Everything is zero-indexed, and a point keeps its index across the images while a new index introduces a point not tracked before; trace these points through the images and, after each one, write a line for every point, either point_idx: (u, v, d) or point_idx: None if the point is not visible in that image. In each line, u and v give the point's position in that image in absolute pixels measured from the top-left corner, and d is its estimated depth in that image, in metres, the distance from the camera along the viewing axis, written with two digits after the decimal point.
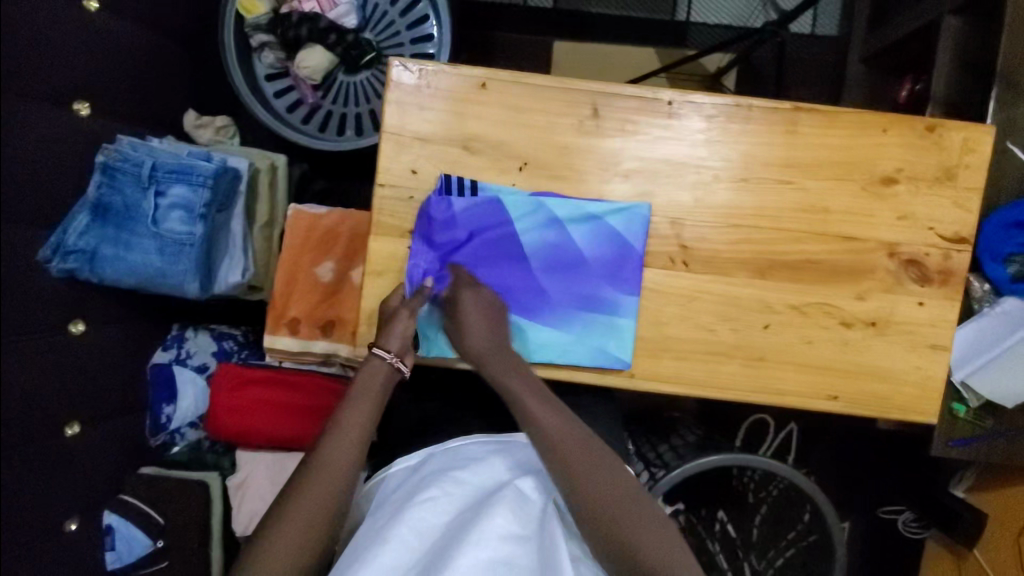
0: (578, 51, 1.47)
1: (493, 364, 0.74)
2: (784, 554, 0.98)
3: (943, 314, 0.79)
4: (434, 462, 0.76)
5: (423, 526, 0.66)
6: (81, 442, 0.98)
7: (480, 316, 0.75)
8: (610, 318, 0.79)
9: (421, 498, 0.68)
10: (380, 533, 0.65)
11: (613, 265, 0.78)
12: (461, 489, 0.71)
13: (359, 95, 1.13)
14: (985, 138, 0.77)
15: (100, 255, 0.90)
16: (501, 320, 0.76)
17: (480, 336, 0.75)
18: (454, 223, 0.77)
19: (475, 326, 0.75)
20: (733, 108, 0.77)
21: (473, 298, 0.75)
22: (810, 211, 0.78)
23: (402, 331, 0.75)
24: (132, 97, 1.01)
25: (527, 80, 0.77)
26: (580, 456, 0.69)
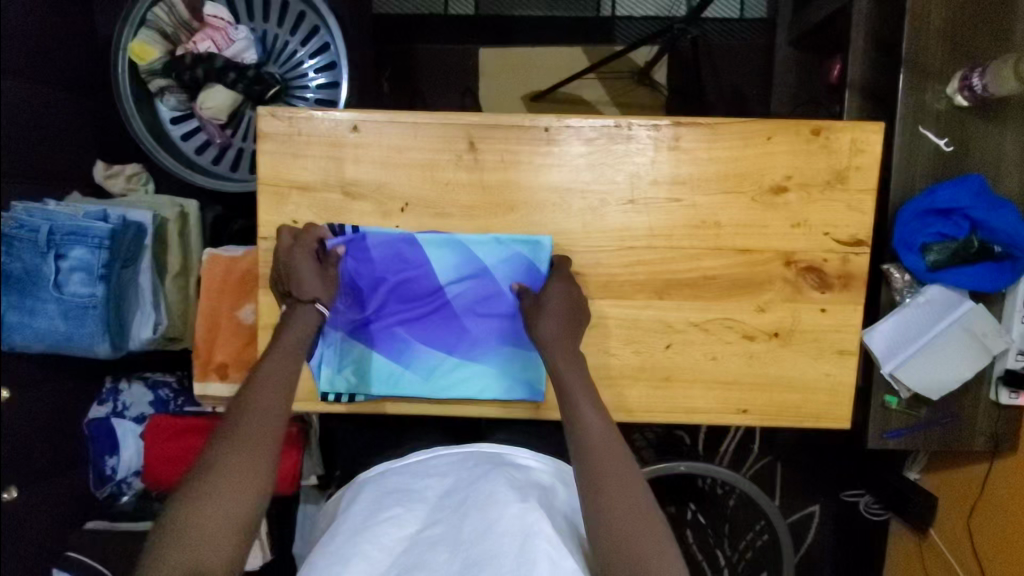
0: (504, 55, 1.44)
1: (558, 359, 0.70)
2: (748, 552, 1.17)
3: (848, 318, 0.78)
4: (392, 480, 0.73)
5: (386, 543, 0.64)
6: (16, 507, 0.98)
7: (564, 305, 0.73)
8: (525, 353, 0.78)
9: (382, 517, 0.66)
10: (341, 550, 0.63)
11: (513, 303, 0.77)
12: (424, 502, 0.69)
13: (245, 132, 1.11)
14: (873, 137, 0.75)
15: (8, 323, 0.90)
16: (576, 313, 0.74)
17: (553, 323, 0.72)
18: (368, 260, 0.76)
19: (552, 309, 0.72)
20: (613, 129, 0.75)
21: (561, 289, 0.74)
22: (702, 227, 0.76)
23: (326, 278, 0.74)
24: (30, 156, 0.99)
25: (400, 119, 0.75)
26: (612, 452, 0.64)
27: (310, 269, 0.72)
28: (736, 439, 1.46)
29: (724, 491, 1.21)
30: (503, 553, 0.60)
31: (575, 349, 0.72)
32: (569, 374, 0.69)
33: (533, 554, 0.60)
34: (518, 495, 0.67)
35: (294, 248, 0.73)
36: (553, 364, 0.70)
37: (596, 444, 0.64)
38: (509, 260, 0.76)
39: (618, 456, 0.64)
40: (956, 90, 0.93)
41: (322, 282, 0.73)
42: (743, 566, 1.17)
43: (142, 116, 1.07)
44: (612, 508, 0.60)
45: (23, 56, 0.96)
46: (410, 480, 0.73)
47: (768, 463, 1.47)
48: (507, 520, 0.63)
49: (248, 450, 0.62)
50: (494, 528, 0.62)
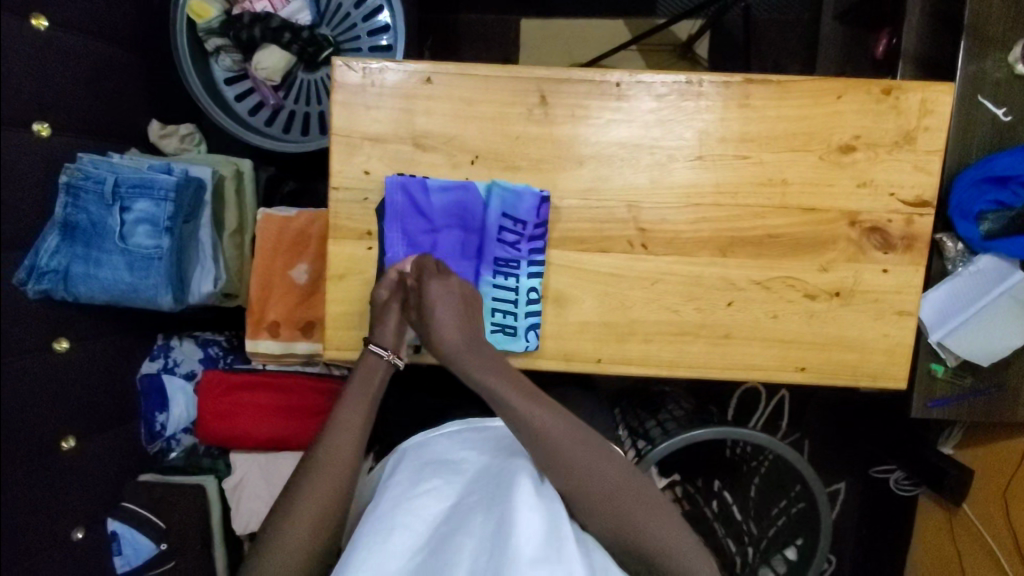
0: (545, 28, 1.43)
1: (470, 364, 0.71)
2: (777, 522, 1.12)
3: (909, 279, 0.79)
4: (430, 451, 0.70)
5: (425, 514, 0.62)
6: (76, 455, 1.01)
7: (453, 308, 0.73)
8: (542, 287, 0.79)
9: (423, 488, 0.64)
10: (383, 519, 0.61)
11: (523, 231, 0.77)
12: (461, 475, 0.67)
13: (300, 94, 1.12)
14: (942, 97, 0.76)
15: (73, 274, 0.92)
16: (472, 311, 0.74)
17: (457, 332, 0.72)
18: (429, 210, 0.77)
19: (453, 323, 0.72)
20: (683, 85, 0.76)
21: (440, 287, 0.73)
22: (768, 184, 0.77)
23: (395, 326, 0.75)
24: (90, 112, 1.01)
25: (472, 72, 0.77)
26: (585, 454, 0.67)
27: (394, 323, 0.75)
28: (767, 413, 1.46)
29: (751, 464, 1.17)
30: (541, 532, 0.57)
31: (472, 324, 0.73)
32: (485, 375, 0.70)
33: (562, 536, 0.57)
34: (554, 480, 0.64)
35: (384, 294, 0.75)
36: (468, 374, 0.71)
37: (556, 432, 0.67)
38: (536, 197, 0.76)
39: (580, 437, 0.68)
40: (1018, 58, 0.93)
41: (398, 332, 0.75)
42: (777, 534, 1.11)
43: (199, 74, 1.09)
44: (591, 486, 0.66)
45: (87, 12, 0.98)
46: (446, 453, 0.70)
47: (796, 441, 1.47)
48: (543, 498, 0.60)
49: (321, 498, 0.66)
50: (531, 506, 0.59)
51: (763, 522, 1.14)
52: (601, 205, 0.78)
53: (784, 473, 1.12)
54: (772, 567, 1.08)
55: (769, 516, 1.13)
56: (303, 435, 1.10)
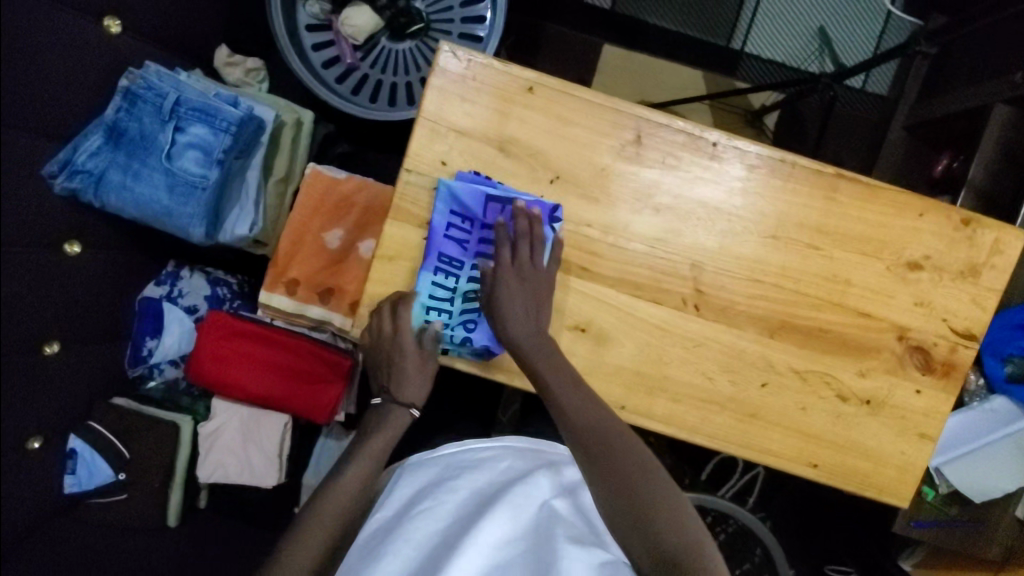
0: (625, 58, 1.42)
1: (528, 343, 0.70)
2: None
3: (937, 405, 0.80)
4: (426, 471, 0.68)
5: (416, 539, 0.58)
6: (58, 362, 0.96)
7: (519, 291, 0.72)
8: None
9: (413, 512, 0.61)
10: (373, 546, 0.58)
11: (472, 229, 0.76)
12: (455, 498, 0.63)
13: (378, 60, 1.09)
14: (1015, 241, 0.77)
15: (107, 180, 0.87)
16: (543, 289, 0.73)
17: (518, 309, 0.71)
18: None
19: (518, 314, 0.71)
20: (776, 162, 0.76)
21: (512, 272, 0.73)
22: (832, 280, 0.78)
23: (421, 378, 0.73)
24: (166, 21, 0.97)
25: (575, 93, 0.75)
26: (611, 446, 0.62)
27: (416, 368, 0.73)
28: (739, 485, 1.44)
29: (713, 529, 1.13)
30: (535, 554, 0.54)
31: (542, 306, 0.73)
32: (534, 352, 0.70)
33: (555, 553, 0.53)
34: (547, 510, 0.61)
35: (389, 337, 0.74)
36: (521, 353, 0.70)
37: (588, 428, 0.64)
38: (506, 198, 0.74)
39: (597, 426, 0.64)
40: None
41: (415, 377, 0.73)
42: None
43: (284, 15, 1.04)
44: (629, 487, 0.59)
45: None
46: (441, 475, 0.67)
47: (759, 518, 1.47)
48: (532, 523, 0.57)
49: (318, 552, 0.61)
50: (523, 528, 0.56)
51: None
52: (667, 257, 0.78)
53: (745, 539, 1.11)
54: None
55: None
56: (292, 400, 1.07)
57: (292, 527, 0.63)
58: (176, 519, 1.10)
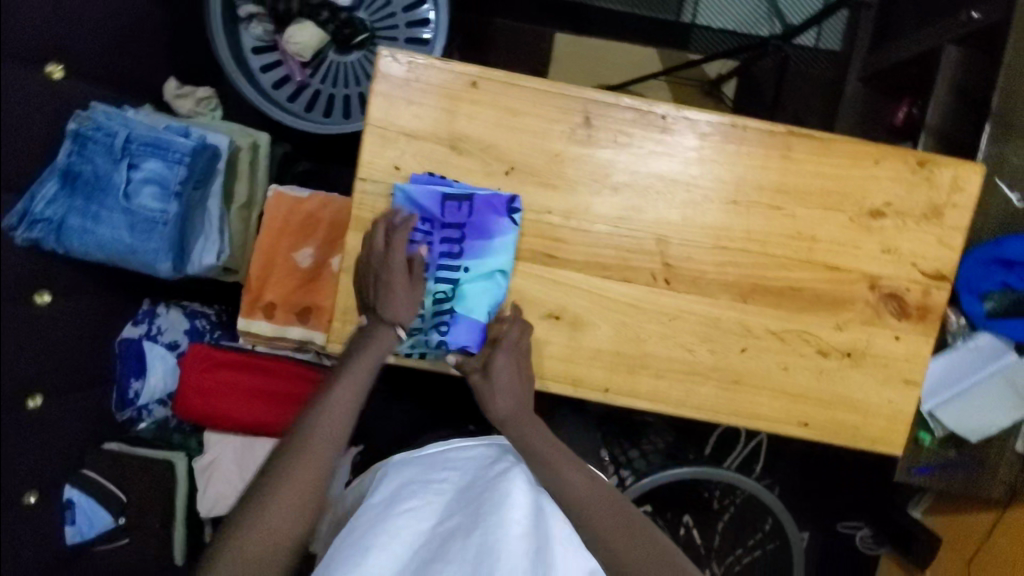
0: (578, 45, 1.42)
1: (519, 428, 0.70)
2: (741, 559, 1.09)
3: (918, 349, 0.80)
4: (411, 468, 0.67)
5: (405, 536, 0.59)
6: (42, 414, 0.96)
7: (510, 378, 0.73)
8: (452, 288, 0.76)
9: (399, 509, 0.61)
10: (358, 542, 0.58)
11: (433, 230, 0.75)
12: (442, 495, 0.63)
13: (331, 74, 1.09)
14: (972, 177, 0.77)
15: (68, 226, 0.87)
16: (528, 383, 0.74)
17: (508, 401, 0.72)
18: None
19: (504, 389, 0.72)
20: (727, 128, 0.76)
21: (505, 360, 0.73)
22: (798, 238, 0.78)
23: (405, 298, 0.71)
24: (110, 61, 0.97)
25: (519, 83, 0.75)
26: (623, 535, 0.64)
27: (398, 286, 0.71)
28: (743, 455, 1.44)
29: (722, 502, 1.10)
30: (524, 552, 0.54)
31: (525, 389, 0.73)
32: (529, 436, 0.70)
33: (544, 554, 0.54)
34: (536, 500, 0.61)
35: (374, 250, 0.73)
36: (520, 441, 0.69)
37: (585, 502, 0.66)
38: (461, 195, 0.75)
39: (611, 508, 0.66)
40: None
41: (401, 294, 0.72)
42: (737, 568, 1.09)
43: (228, 38, 1.04)
44: (625, 559, 0.64)
45: None
46: (428, 472, 0.67)
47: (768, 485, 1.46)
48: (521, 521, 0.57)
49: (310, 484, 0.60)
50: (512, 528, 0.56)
51: (726, 559, 1.09)
52: (632, 235, 0.78)
53: (755, 509, 1.08)
54: None
55: (733, 552, 1.09)
56: (283, 423, 1.07)
57: (279, 453, 0.62)
58: (183, 557, 1.10)
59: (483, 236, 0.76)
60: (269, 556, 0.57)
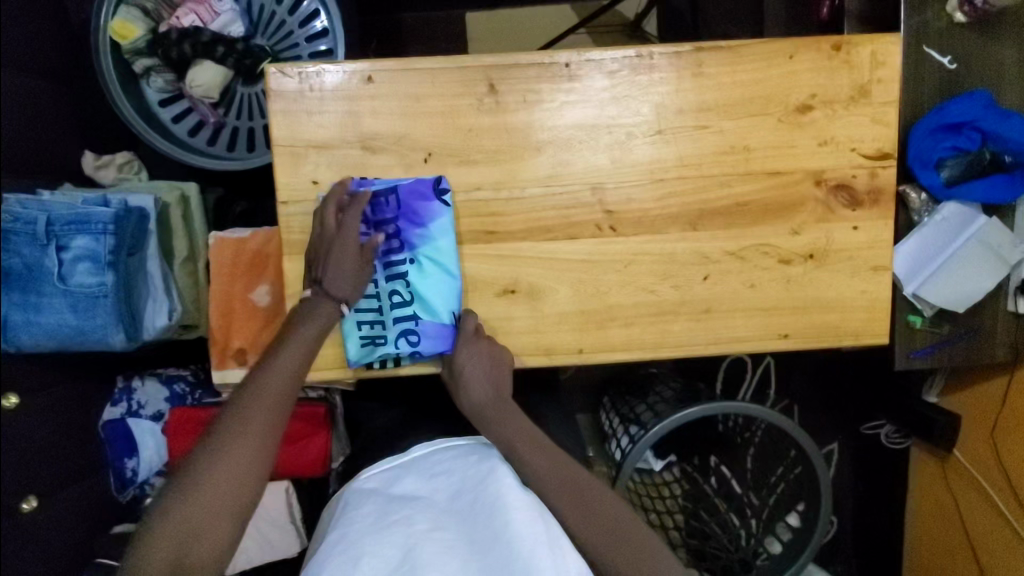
0: (489, 19, 1.39)
1: (487, 417, 0.72)
2: (776, 489, 1.03)
3: (879, 233, 0.78)
4: (398, 477, 0.65)
5: (395, 546, 0.55)
6: (40, 515, 0.95)
7: (481, 362, 0.74)
8: (406, 287, 0.75)
9: (392, 518, 0.58)
10: (349, 554, 0.55)
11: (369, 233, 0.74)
12: (430, 503, 0.60)
13: (244, 108, 1.06)
14: (891, 48, 0.75)
15: (11, 323, 0.85)
16: (501, 371, 0.74)
17: (480, 390, 0.73)
18: None
19: (474, 372, 0.73)
20: (634, 60, 0.74)
21: (472, 350, 0.74)
22: (732, 152, 0.76)
23: (345, 274, 0.72)
24: (19, 150, 0.94)
25: (414, 66, 0.73)
26: (594, 520, 0.64)
27: (343, 263, 0.71)
28: (754, 383, 1.42)
29: (744, 437, 1.08)
30: (522, 558, 0.54)
31: (501, 364, 0.75)
32: (505, 432, 0.69)
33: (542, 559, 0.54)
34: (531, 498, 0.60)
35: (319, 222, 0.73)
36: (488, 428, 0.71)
37: (560, 487, 0.65)
38: (386, 190, 0.73)
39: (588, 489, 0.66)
40: (956, 7, 0.94)
41: (343, 273, 0.72)
42: (778, 499, 1.03)
43: (130, 98, 1.02)
44: (597, 546, 0.63)
45: (1, 42, 0.91)
46: (411, 481, 0.64)
47: (785, 407, 1.45)
48: (519, 526, 0.56)
49: (248, 456, 0.61)
50: (512, 535, 0.55)
51: (763, 492, 1.05)
52: (567, 191, 0.76)
53: (776, 437, 1.04)
54: (777, 537, 1.02)
55: (768, 484, 1.04)
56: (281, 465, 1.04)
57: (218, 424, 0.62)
58: None
59: (418, 224, 0.74)
60: (209, 536, 0.57)
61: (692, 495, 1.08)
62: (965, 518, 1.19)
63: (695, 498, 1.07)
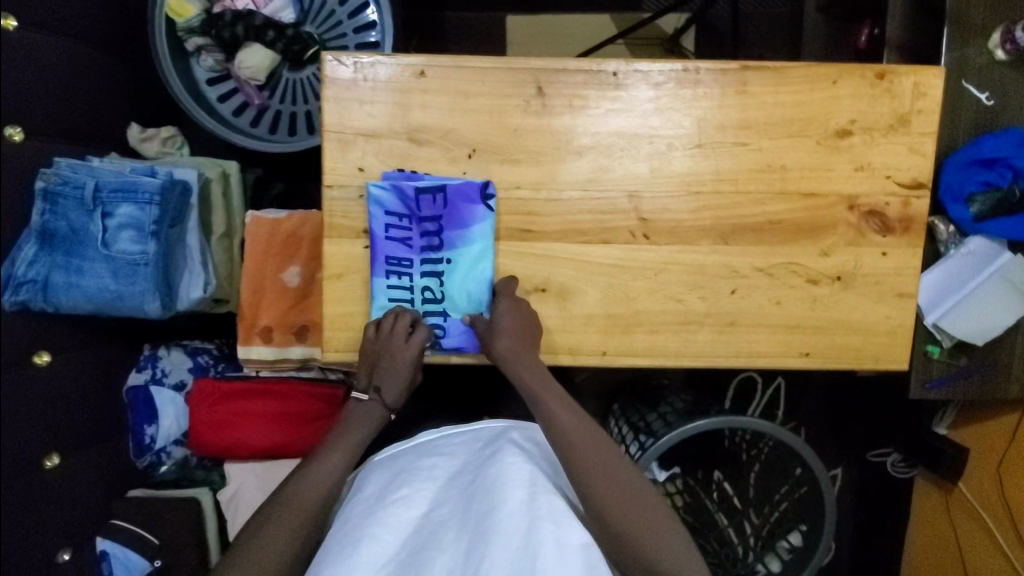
0: (529, 23, 1.41)
1: (518, 367, 0.73)
2: (779, 507, 1.04)
3: (907, 261, 0.79)
4: (403, 460, 0.71)
5: (395, 524, 0.63)
6: (63, 472, 0.97)
7: (516, 324, 0.75)
8: (439, 286, 0.78)
9: (392, 499, 0.65)
10: (352, 533, 0.62)
11: (412, 225, 0.77)
12: (432, 482, 0.67)
13: (290, 93, 1.07)
14: (934, 81, 0.77)
15: (53, 284, 0.88)
16: (531, 330, 0.75)
17: (510, 339, 0.74)
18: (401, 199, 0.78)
19: (507, 331, 0.74)
20: (680, 73, 0.76)
21: (509, 307, 0.75)
22: (768, 171, 0.77)
23: (393, 389, 0.76)
24: (69, 116, 0.97)
25: (466, 64, 0.75)
26: (606, 474, 0.67)
27: (398, 382, 0.76)
28: (764, 402, 1.43)
29: (750, 454, 1.08)
30: (514, 527, 0.57)
31: (529, 329, 0.76)
32: (532, 386, 0.72)
33: (538, 534, 0.57)
34: (529, 477, 0.63)
35: (373, 341, 0.75)
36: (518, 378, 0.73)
37: (579, 443, 0.68)
38: (434, 188, 0.75)
39: (598, 445, 0.69)
40: (997, 44, 0.96)
41: (393, 389, 0.76)
42: (780, 517, 1.03)
43: (179, 74, 1.05)
44: (602, 499, 0.65)
45: (63, 12, 0.94)
46: (416, 459, 0.71)
47: (793, 428, 1.46)
48: (514, 503, 0.60)
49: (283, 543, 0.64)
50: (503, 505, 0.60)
51: (764, 510, 1.05)
52: (604, 196, 0.78)
53: (783, 456, 1.03)
54: (776, 555, 1.02)
55: (770, 502, 1.05)
56: (302, 443, 1.08)
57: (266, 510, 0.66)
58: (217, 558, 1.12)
59: (460, 225, 0.76)
60: None
61: (693, 508, 1.10)
62: (963, 552, 1.20)
63: (696, 511, 1.10)
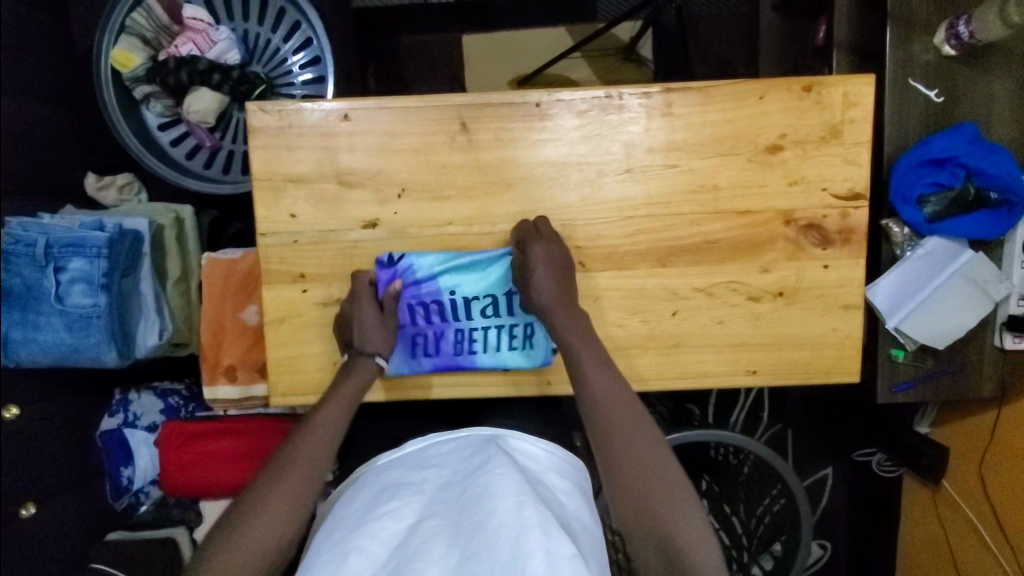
0: (485, 42, 1.40)
1: (560, 324, 0.71)
2: (763, 521, 1.02)
3: (851, 272, 0.78)
4: (393, 470, 0.62)
5: (384, 537, 0.54)
6: (38, 521, 0.99)
7: (552, 272, 0.72)
8: (484, 296, 0.77)
9: (381, 506, 0.56)
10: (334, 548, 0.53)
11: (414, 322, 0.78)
12: (421, 494, 0.58)
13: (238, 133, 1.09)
14: (864, 89, 0.75)
15: (11, 340, 0.90)
16: (569, 273, 0.74)
17: (547, 292, 0.72)
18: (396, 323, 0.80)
19: (544, 280, 0.72)
20: (604, 100, 0.75)
21: (544, 253, 0.73)
22: (701, 191, 0.77)
23: (375, 329, 0.74)
24: (24, 172, 0.99)
25: (389, 105, 0.75)
26: (630, 447, 0.60)
27: (376, 322, 0.75)
28: (746, 408, 1.42)
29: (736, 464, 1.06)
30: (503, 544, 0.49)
31: (570, 282, 0.74)
32: (570, 339, 0.70)
33: (527, 546, 0.49)
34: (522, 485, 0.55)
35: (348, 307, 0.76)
36: (554, 329, 0.71)
37: (603, 408, 0.63)
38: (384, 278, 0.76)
39: (626, 412, 0.63)
40: (943, 40, 0.93)
41: (377, 327, 0.75)
42: (762, 531, 1.03)
43: (129, 122, 1.06)
44: (625, 478, 0.58)
45: (10, 72, 0.96)
46: (406, 471, 0.61)
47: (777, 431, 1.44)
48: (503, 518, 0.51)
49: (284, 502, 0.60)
50: (491, 521, 0.51)
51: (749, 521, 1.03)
52: None
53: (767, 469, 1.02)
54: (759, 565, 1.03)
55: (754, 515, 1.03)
56: None
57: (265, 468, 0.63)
58: None
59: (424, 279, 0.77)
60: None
61: None
62: (954, 553, 1.17)
63: None
